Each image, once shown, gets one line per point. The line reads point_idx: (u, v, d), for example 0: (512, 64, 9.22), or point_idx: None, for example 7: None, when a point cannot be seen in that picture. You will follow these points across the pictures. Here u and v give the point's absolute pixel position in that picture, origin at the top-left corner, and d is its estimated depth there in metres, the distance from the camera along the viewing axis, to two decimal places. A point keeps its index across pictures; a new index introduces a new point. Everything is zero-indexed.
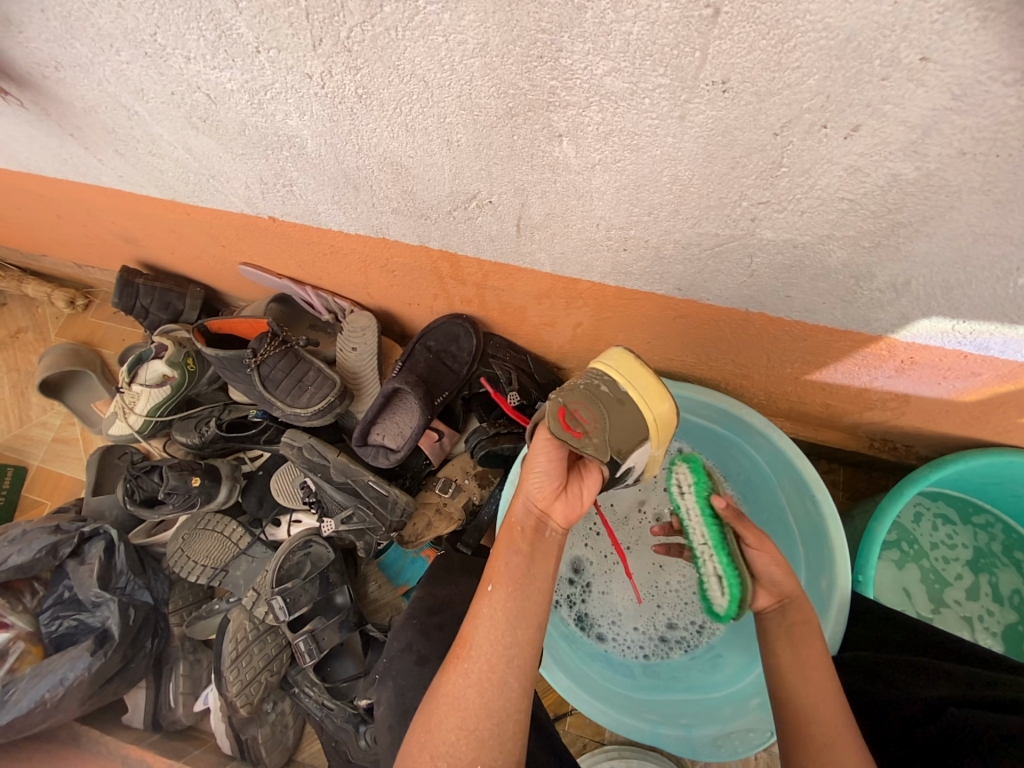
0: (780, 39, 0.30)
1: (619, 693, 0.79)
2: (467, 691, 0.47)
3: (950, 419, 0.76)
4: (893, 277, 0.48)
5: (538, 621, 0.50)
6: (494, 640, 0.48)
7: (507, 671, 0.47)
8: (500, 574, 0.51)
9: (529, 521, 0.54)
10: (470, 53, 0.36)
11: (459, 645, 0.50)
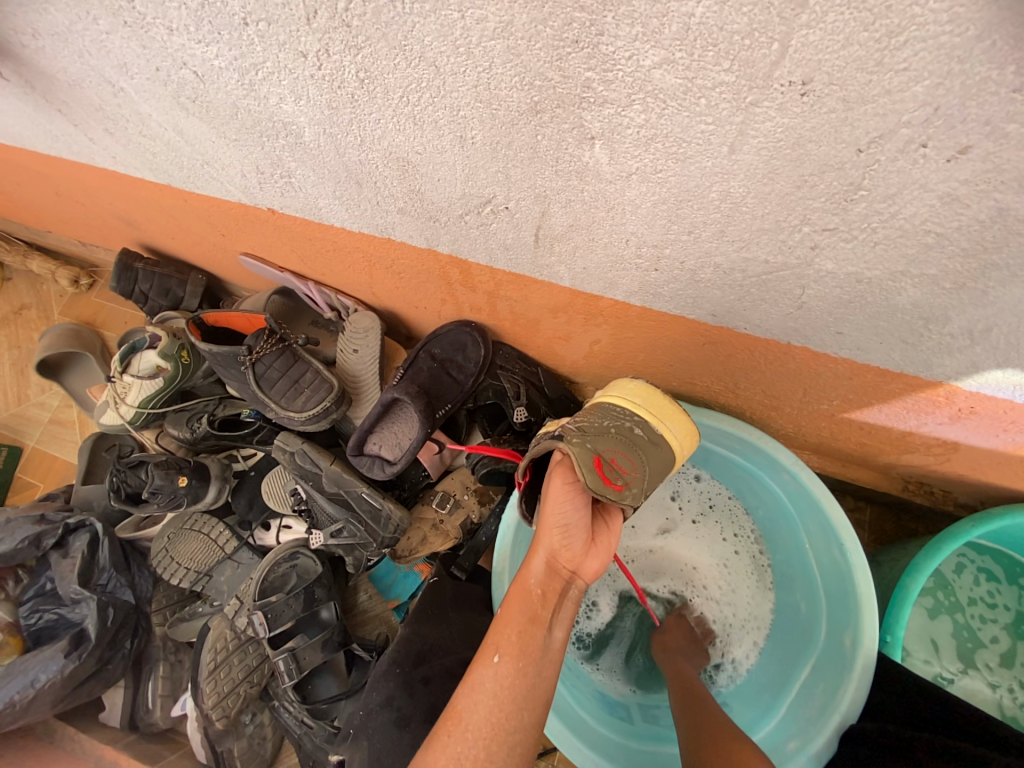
0: (888, 31, 0.23)
1: (613, 741, 0.74)
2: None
3: (1000, 471, 0.68)
4: (970, 323, 0.41)
5: (543, 697, 0.45)
6: (494, 720, 0.43)
7: (506, 758, 0.42)
8: (508, 644, 0.45)
9: (549, 582, 0.49)
10: (490, 35, 0.30)
11: (449, 718, 0.44)
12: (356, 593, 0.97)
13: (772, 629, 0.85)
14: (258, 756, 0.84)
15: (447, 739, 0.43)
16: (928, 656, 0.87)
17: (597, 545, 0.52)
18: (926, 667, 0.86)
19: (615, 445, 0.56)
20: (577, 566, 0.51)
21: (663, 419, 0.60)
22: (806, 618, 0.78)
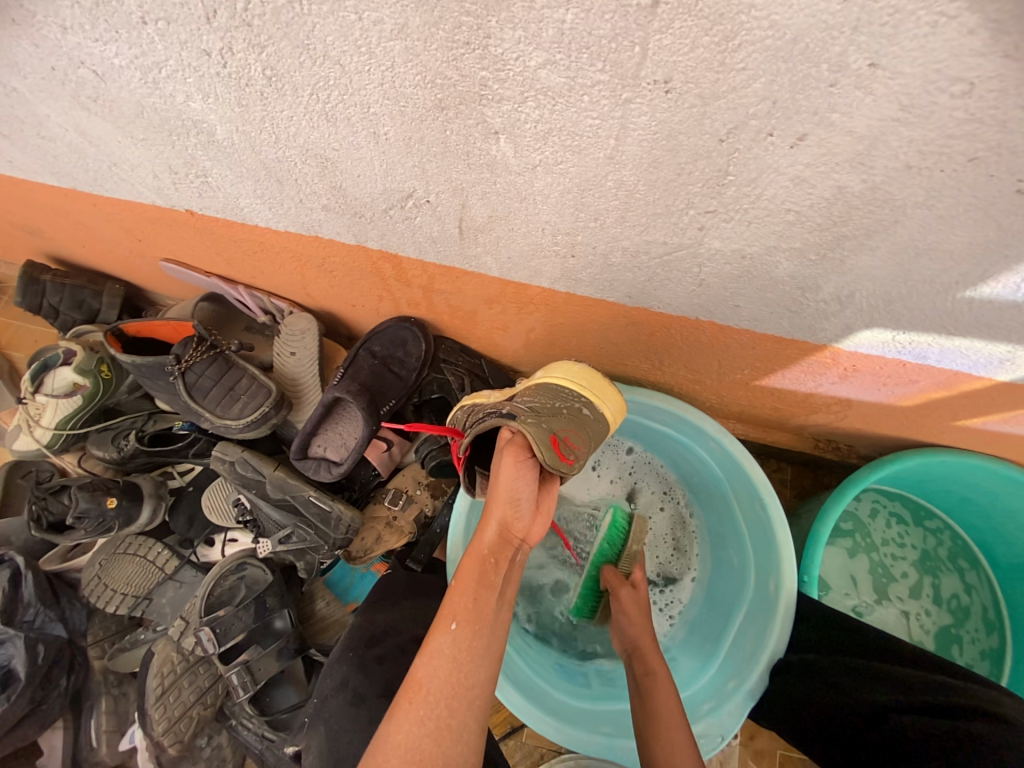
0: (724, 37, 0.27)
1: (573, 705, 0.78)
2: (422, 741, 0.42)
3: (888, 423, 0.78)
4: (836, 290, 0.48)
5: (500, 656, 0.47)
6: (454, 682, 0.44)
7: (467, 713, 0.44)
8: (463, 610, 0.47)
9: (501, 550, 0.52)
10: (388, 36, 0.32)
11: (408, 689, 0.44)
12: (313, 601, 0.96)
13: (710, 584, 0.92)
14: None
15: (409, 707, 0.43)
16: (851, 592, 0.97)
17: (541, 512, 0.58)
18: (847, 598, 0.97)
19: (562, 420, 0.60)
20: (524, 534, 0.55)
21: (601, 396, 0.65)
22: (737, 570, 0.86)
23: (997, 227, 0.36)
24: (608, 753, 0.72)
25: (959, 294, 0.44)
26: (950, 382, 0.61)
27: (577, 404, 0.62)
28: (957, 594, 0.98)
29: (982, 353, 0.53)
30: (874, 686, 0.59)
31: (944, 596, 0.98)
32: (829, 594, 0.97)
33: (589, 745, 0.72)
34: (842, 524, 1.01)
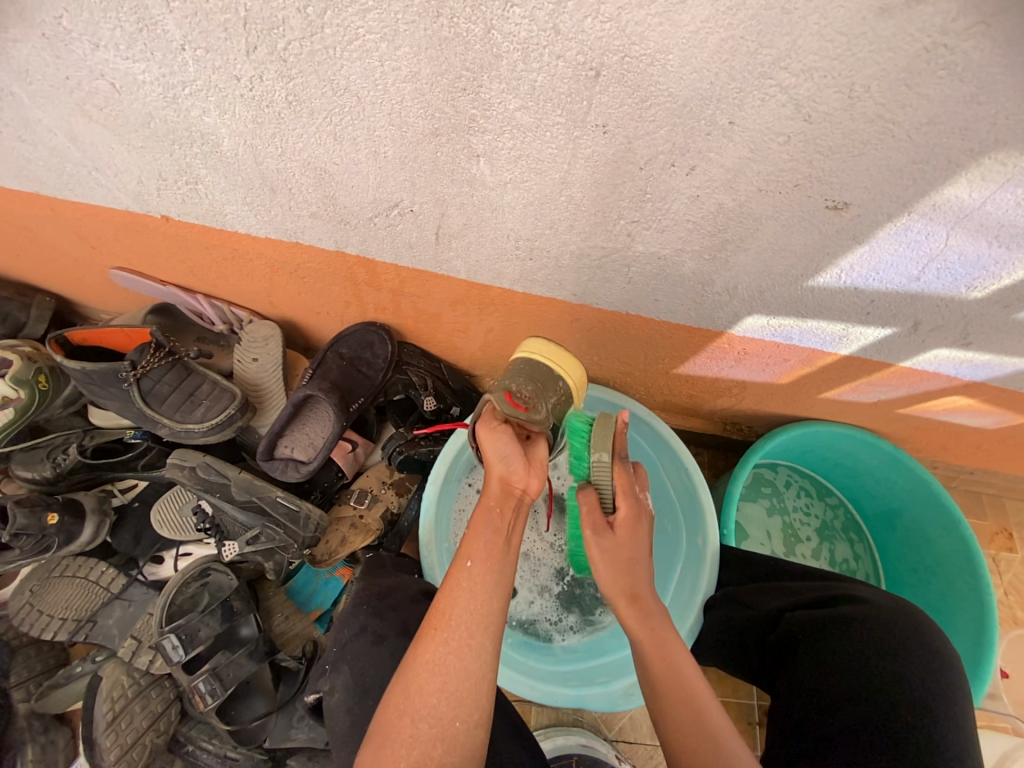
0: (641, 99, 0.41)
1: (538, 668, 0.85)
2: (448, 657, 0.48)
3: (774, 401, 0.98)
4: (726, 283, 0.64)
5: (509, 590, 0.54)
6: (472, 611, 0.51)
7: (485, 636, 0.50)
8: (477, 551, 0.54)
9: (506, 500, 0.58)
10: (402, 78, 0.42)
11: (435, 617, 0.51)
12: (271, 616, 0.94)
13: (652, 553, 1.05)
14: None
15: (435, 631, 0.50)
16: (765, 545, 1.16)
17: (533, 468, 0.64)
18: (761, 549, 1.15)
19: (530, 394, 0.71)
20: (524, 486, 0.61)
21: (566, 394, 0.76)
22: (673, 536, 0.99)
23: (818, 233, 0.54)
24: (579, 701, 0.79)
25: (805, 284, 0.62)
26: (810, 358, 0.81)
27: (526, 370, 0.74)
28: (847, 559, 1.19)
29: (826, 331, 0.72)
30: (769, 601, 0.72)
31: (837, 559, 1.19)
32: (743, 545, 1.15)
33: (561, 698, 0.79)
34: (759, 490, 1.21)
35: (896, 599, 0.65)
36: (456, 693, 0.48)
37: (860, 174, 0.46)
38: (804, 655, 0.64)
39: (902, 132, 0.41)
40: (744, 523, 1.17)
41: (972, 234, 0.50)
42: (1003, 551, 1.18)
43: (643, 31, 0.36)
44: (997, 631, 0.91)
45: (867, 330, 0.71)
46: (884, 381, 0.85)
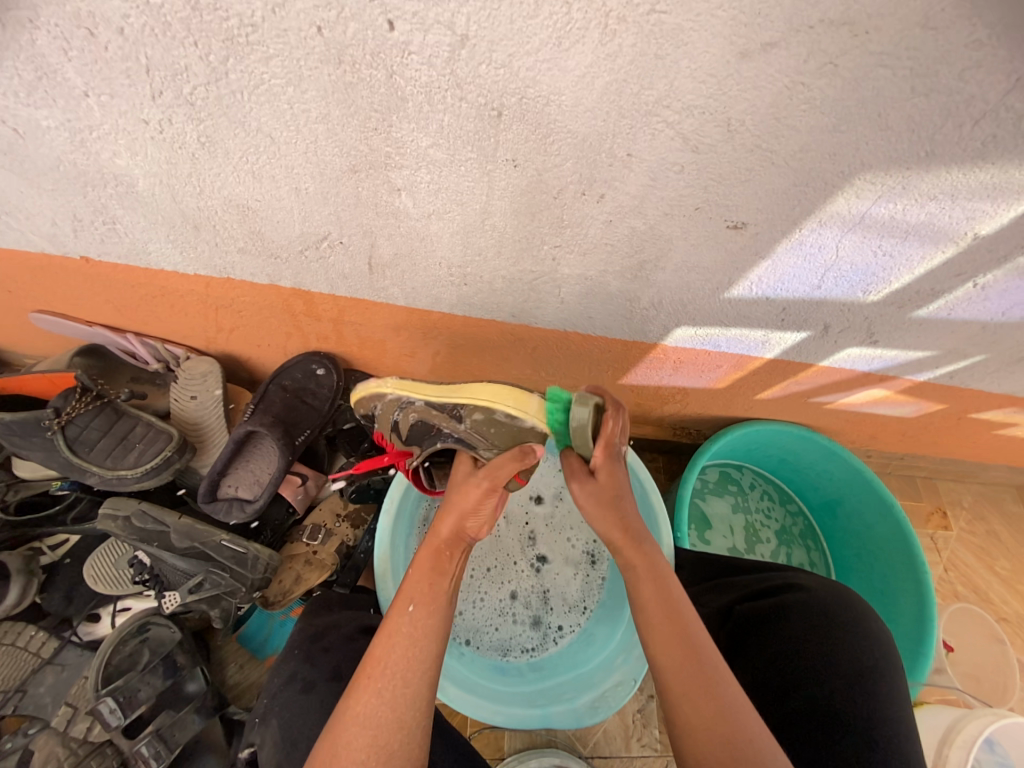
0: (544, 135, 0.44)
1: (496, 691, 0.83)
2: (381, 707, 0.51)
3: (715, 404, 1.02)
4: (652, 299, 0.68)
5: (446, 631, 0.57)
6: (406, 657, 0.53)
7: (419, 681, 0.53)
8: (420, 594, 0.57)
9: (454, 545, 0.61)
10: (313, 119, 0.43)
11: (367, 667, 0.53)
12: (223, 666, 0.89)
13: None
14: None
15: (368, 681, 0.52)
16: (728, 544, 1.20)
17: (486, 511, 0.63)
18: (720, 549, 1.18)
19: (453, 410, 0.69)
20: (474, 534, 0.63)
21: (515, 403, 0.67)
22: None
23: (725, 250, 0.58)
24: (543, 720, 0.79)
25: (723, 296, 0.66)
26: (741, 363, 0.86)
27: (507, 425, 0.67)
28: (803, 563, 1.22)
29: (750, 338, 0.77)
30: (718, 597, 0.75)
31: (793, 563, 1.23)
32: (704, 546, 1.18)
33: (524, 719, 0.79)
34: (726, 489, 1.26)
35: (830, 583, 0.69)
36: (385, 746, 0.50)
37: (751, 197, 0.50)
38: (754, 645, 0.66)
39: (780, 159, 0.46)
40: (709, 518, 1.21)
41: (859, 244, 0.56)
42: (938, 530, 1.27)
43: (534, 75, 0.39)
44: (934, 606, 0.97)
45: (786, 335, 0.76)
46: (809, 380, 0.90)
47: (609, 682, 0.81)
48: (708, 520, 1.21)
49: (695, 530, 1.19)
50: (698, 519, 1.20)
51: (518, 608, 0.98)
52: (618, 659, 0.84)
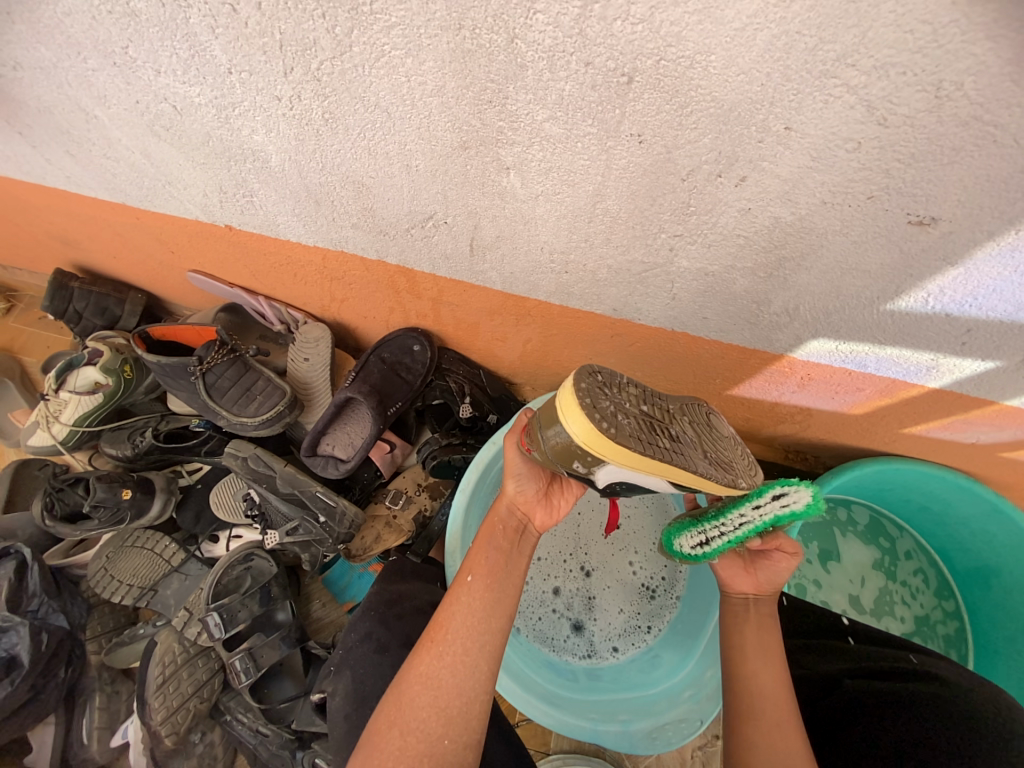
0: (680, 105, 0.37)
1: (535, 680, 0.82)
2: (441, 671, 0.53)
3: (845, 432, 0.87)
4: (785, 303, 0.57)
5: (509, 611, 0.58)
6: (468, 625, 0.55)
7: (479, 654, 0.54)
8: (480, 567, 0.59)
9: (512, 525, 0.63)
10: (429, 93, 0.42)
11: (433, 631, 0.56)
12: (309, 602, 0.98)
13: None
14: None
15: (432, 643, 0.55)
16: (848, 589, 1.03)
17: (551, 501, 0.64)
18: (835, 591, 1.03)
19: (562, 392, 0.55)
20: (531, 519, 0.64)
21: (606, 455, 0.49)
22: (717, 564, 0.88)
23: (899, 251, 0.46)
24: (594, 737, 0.77)
25: (882, 308, 0.54)
26: (890, 389, 0.71)
27: (571, 454, 0.52)
28: None
29: (911, 361, 0.63)
30: (824, 661, 0.66)
31: None
32: (817, 579, 1.03)
33: (576, 730, 0.77)
34: (876, 540, 1.06)
35: (983, 684, 0.55)
36: (445, 710, 0.52)
37: (950, 185, 0.38)
38: (859, 730, 0.57)
39: (1007, 137, 0.34)
40: (839, 552, 1.05)
41: None
42: None
43: (680, 30, 0.32)
44: None
45: (963, 362, 0.60)
46: (982, 420, 0.72)
47: (671, 718, 0.80)
48: (835, 554, 1.05)
49: (817, 550, 1.06)
50: (822, 547, 1.06)
51: (561, 610, 0.94)
52: (685, 692, 0.81)
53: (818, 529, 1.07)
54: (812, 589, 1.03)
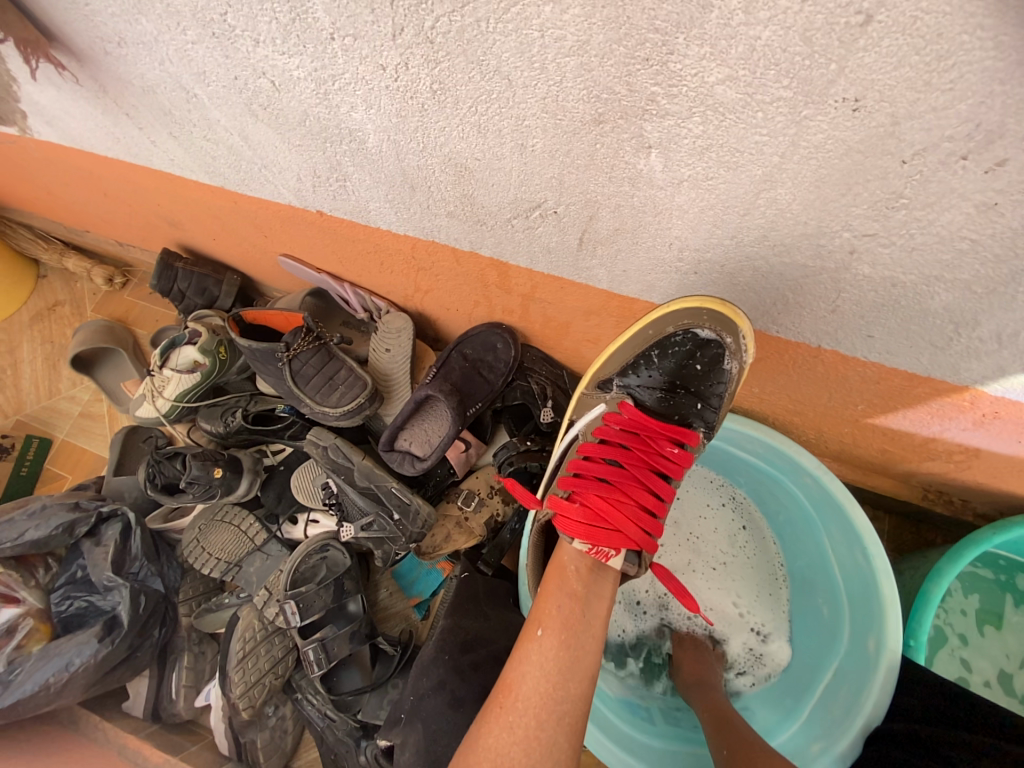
0: (938, 56, 0.26)
1: (600, 711, 0.77)
2: (513, 747, 0.48)
3: (1022, 480, 0.69)
4: (1000, 327, 0.43)
5: (585, 673, 0.52)
6: (540, 694, 0.50)
7: (556, 729, 0.49)
8: (549, 619, 0.54)
9: (584, 564, 0.58)
10: (565, 52, 0.33)
11: (503, 694, 0.51)
12: (377, 590, 0.98)
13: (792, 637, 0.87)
14: (279, 748, 0.89)
15: (501, 710, 0.50)
16: (998, 662, 0.85)
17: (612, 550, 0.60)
18: (976, 657, 0.86)
19: (591, 412, 0.71)
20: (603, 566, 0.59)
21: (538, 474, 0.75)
22: (829, 624, 0.80)
23: None
24: None
25: None
26: None
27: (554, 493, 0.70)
28: None
29: None
30: None
31: None
32: (965, 636, 0.87)
33: None
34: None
35: None
36: None
37: None
38: None
39: None
40: (1003, 620, 0.87)
41: None
42: None
43: None
44: None
45: None
46: None
47: None
48: (999, 620, 0.87)
49: (975, 606, 0.88)
50: (983, 607, 0.88)
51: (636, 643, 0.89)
52: None
53: (985, 585, 0.88)
54: (951, 641, 0.87)
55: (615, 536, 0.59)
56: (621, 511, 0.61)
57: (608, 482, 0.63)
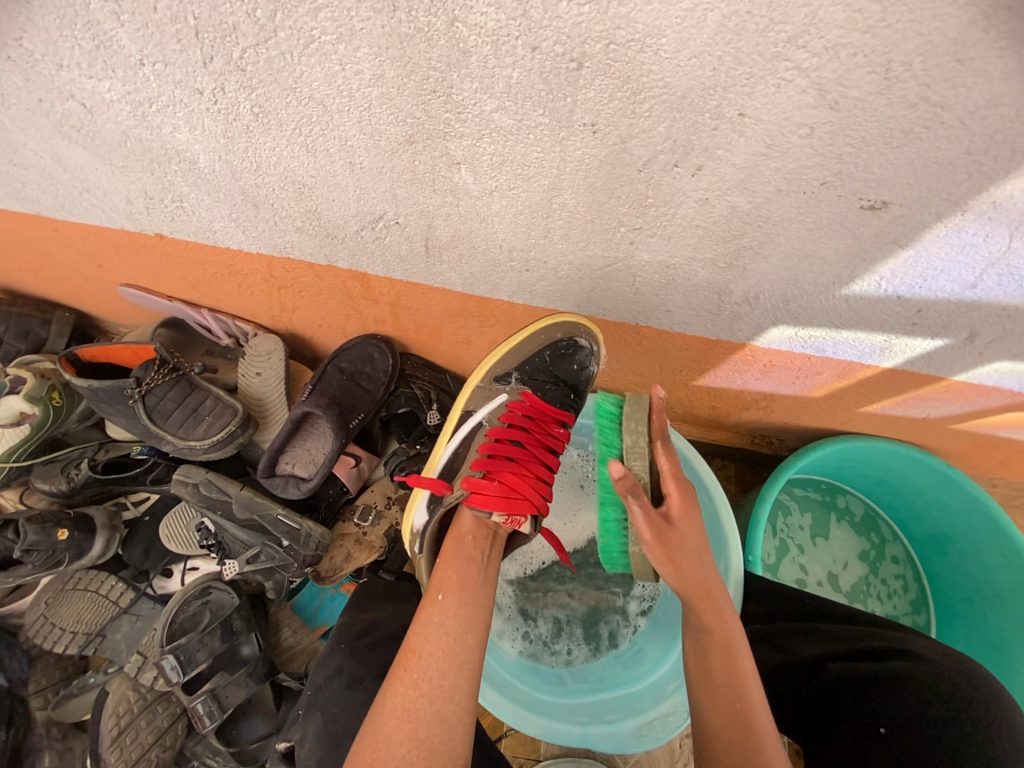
0: (633, 93, 0.36)
1: (517, 687, 0.81)
2: (418, 700, 0.50)
3: (806, 414, 0.88)
4: (746, 293, 0.57)
5: (482, 624, 0.56)
6: (442, 648, 0.53)
7: (457, 674, 0.52)
8: (448, 583, 0.58)
9: (478, 530, 0.64)
10: (367, 83, 0.39)
11: (406, 658, 0.53)
12: (278, 628, 0.93)
13: None
14: None
15: (405, 671, 0.52)
16: (831, 568, 1.07)
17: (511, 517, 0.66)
18: (818, 567, 1.07)
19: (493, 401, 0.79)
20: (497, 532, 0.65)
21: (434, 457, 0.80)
22: None
23: (852, 236, 0.46)
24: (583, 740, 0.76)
25: (838, 293, 0.55)
26: (847, 371, 0.72)
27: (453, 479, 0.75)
28: None
29: (866, 343, 0.64)
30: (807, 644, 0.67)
31: None
32: (804, 549, 1.07)
33: (566, 734, 0.76)
34: (867, 534, 1.10)
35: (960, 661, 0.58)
36: (425, 741, 0.49)
37: (900, 169, 0.38)
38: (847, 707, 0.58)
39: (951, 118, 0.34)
40: (829, 533, 1.09)
41: None
42: None
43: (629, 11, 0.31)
44: None
45: (915, 341, 0.62)
46: (935, 395, 0.75)
47: (657, 712, 0.77)
48: (827, 534, 1.09)
49: (811, 523, 1.09)
50: (816, 523, 1.09)
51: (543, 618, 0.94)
52: (671, 685, 0.79)
53: (814, 505, 1.10)
54: (797, 554, 1.07)
55: (526, 503, 0.67)
56: (526, 483, 0.69)
57: (514, 461, 0.71)
